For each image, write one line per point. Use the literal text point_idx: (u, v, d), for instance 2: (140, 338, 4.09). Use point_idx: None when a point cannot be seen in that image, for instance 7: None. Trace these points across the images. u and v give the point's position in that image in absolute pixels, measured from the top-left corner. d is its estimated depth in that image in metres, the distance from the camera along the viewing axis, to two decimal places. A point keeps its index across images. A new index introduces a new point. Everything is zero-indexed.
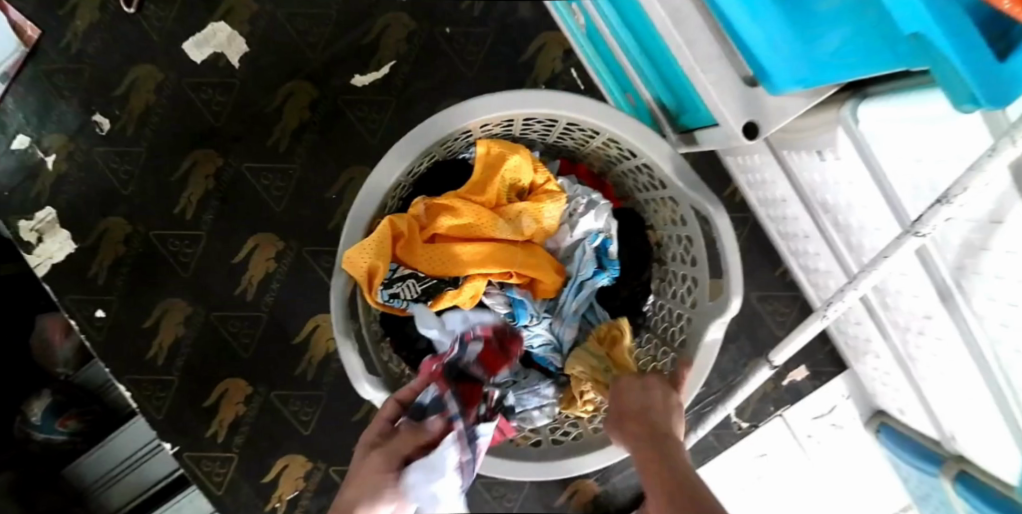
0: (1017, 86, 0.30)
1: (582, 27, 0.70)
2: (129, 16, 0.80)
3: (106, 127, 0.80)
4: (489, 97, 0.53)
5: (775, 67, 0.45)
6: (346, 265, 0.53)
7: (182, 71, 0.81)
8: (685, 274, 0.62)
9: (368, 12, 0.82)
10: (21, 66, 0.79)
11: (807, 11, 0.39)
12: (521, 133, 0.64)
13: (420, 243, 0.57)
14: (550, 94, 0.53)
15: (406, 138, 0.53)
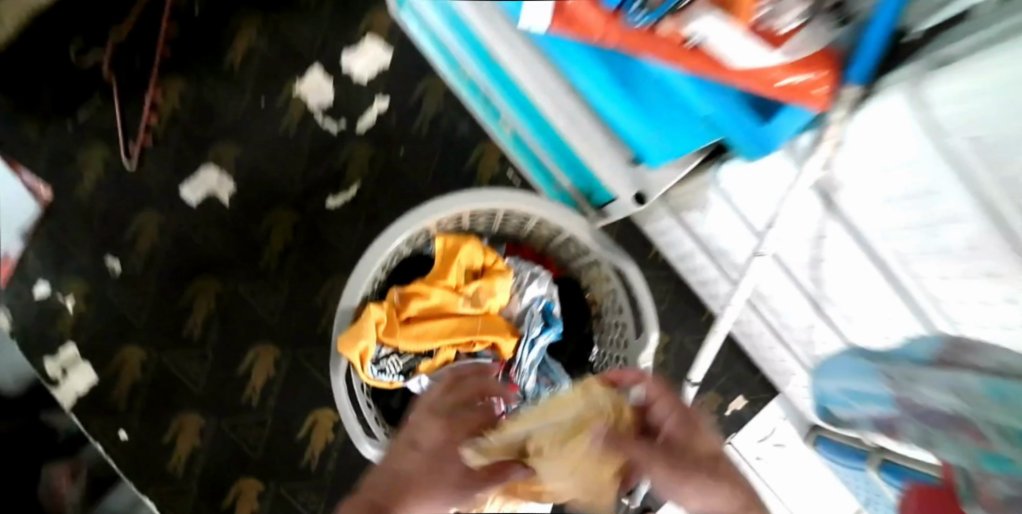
0: (774, 136, 0.44)
1: (509, 136, 0.86)
2: (131, 172, 0.96)
3: (118, 268, 0.93)
4: (437, 200, 0.66)
5: (646, 149, 0.58)
6: (341, 348, 0.64)
7: (182, 214, 0.95)
8: (616, 321, 0.73)
9: (335, 146, 0.98)
10: (36, 223, 0.92)
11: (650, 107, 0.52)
12: (470, 225, 0.77)
13: (397, 325, 0.68)
14: (484, 192, 0.67)
15: (376, 241, 0.66)
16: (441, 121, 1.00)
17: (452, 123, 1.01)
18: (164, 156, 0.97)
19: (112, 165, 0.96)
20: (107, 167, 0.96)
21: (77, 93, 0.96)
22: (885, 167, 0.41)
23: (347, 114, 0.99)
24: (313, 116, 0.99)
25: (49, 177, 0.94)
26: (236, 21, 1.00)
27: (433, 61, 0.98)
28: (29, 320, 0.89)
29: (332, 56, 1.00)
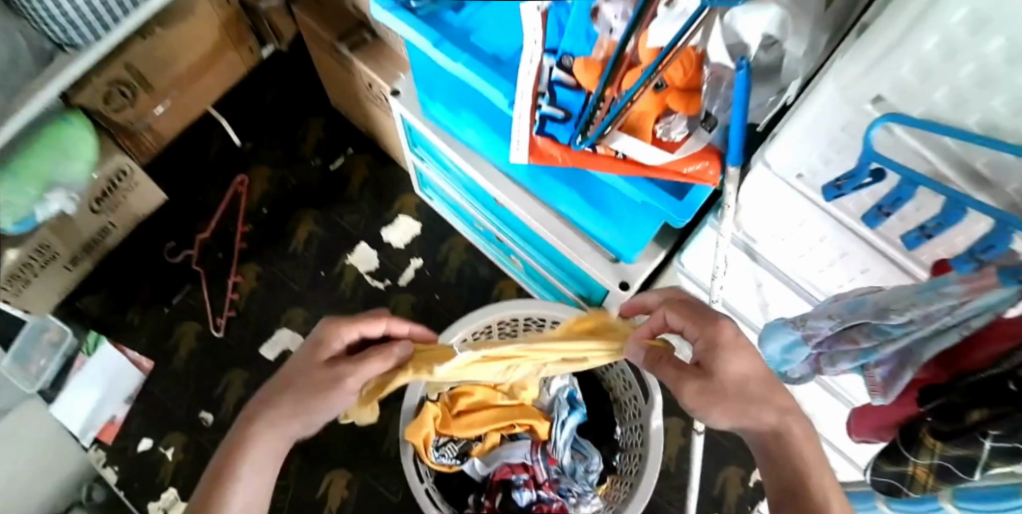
0: (693, 206, 0.68)
1: (522, 269, 1.15)
2: (217, 337, 1.20)
3: (210, 419, 1.14)
4: (474, 311, 0.87)
5: (620, 242, 0.85)
6: (409, 436, 0.84)
7: (263, 369, 1.18)
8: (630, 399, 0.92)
9: (383, 299, 1.23)
10: (139, 388, 1.16)
11: (613, 209, 0.80)
12: (500, 334, 0.97)
13: (451, 419, 0.89)
14: (506, 302, 0.88)
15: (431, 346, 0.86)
16: (465, 268, 1.26)
17: (473, 268, 1.26)
18: (244, 323, 1.21)
19: (202, 334, 1.20)
20: (199, 338, 1.19)
21: (176, 285, 1.23)
22: (777, 212, 0.64)
23: (390, 273, 1.25)
24: (363, 278, 1.25)
25: (153, 353, 1.18)
26: (298, 215, 1.29)
27: (455, 223, 1.26)
28: (141, 471, 1.11)
29: (374, 230, 1.28)
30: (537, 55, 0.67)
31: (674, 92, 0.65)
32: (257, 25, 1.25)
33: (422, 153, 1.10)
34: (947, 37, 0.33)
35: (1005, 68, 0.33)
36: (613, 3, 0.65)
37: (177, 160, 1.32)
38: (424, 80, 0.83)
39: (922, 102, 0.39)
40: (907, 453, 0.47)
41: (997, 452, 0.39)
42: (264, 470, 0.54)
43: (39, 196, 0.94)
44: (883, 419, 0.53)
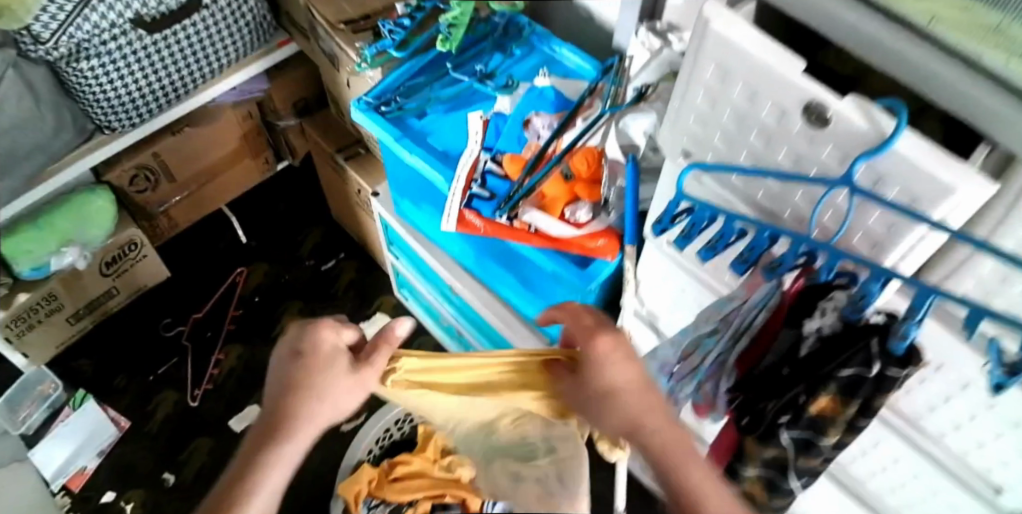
0: (594, 275, 0.80)
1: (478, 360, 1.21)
2: (192, 405, 1.29)
3: (172, 479, 1.20)
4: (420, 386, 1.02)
5: (551, 323, 0.93)
6: (342, 488, 0.98)
7: (229, 438, 1.25)
8: None
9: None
10: (112, 445, 1.23)
11: (535, 286, 0.89)
12: None
13: (386, 483, 1.01)
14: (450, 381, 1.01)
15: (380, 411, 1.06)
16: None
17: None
18: (218, 396, 1.30)
19: (179, 403, 1.29)
20: (176, 406, 1.29)
21: (164, 357, 1.34)
22: (663, 282, 0.78)
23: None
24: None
25: (131, 413, 1.27)
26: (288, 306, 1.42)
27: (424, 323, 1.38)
28: None
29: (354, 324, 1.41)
30: (475, 151, 0.86)
31: (579, 183, 0.80)
32: (276, 142, 1.49)
33: (398, 252, 1.17)
34: (707, 88, 0.52)
35: (748, 107, 0.49)
36: (541, 117, 0.86)
37: (188, 250, 1.49)
38: (393, 177, 0.98)
39: (708, 148, 0.57)
40: (738, 470, 0.57)
41: (796, 448, 0.50)
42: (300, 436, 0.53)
43: (57, 248, 1.17)
44: (720, 448, 0.62)
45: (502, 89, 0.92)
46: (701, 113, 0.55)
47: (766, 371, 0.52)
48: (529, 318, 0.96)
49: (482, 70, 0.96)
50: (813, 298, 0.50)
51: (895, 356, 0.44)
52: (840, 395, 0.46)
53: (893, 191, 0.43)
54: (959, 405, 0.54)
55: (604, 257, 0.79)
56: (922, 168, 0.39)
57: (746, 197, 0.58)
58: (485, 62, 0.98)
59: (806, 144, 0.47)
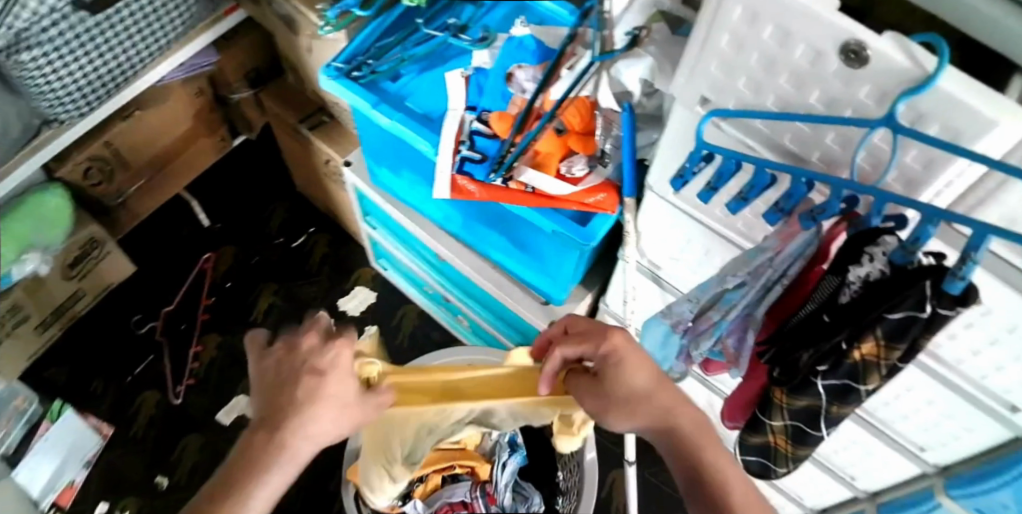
0: (594, 233, 0.77)
1: (469, 327, 1.17)
2: (175, 403, 1.23)
3: (165, 481, 1.16)
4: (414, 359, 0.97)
5: (548, 283, 0.89)
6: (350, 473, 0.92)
7: (220, 433, 1.21)
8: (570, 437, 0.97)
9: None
10: (98, 453, 1.18)
11: (531, 247, 0.85)
12: None
13: None
14: (445, 352, 0.98)
15: None
16: (417, 333, 1.32)
17: (427, 334, 1.32)
18: (202, 391, 1.25)
19: (162, 402, 1.23)
20: (159, 405, 1.23)
21: (140, 356, 1.27)
22: (666, 234, 0.77)
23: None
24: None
25: (115, 420, 1.21)
26: (262, 290, 1.36)
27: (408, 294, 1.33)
28: None
29: (332, 300, 1.36)
30: (458, 112, 0.81)
31: (573, 137, 0.77)
32: (230, 117, 1.41)
33: (376, 224, 1.07)
34: (733, 33, 0.52)
35: (779, 49, 0.49)
36: (524, 70, 0.80)
37: (153, 240, 1.41)
38: (370, 146, 0.91)
39: (730, 94, 0.58)
40: (763, 421, 0.62)
41: (831, 395, 0.53)
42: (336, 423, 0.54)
43: (16, 257, 1.05)
44: (741, 402, 0.67)
45: (479, 43, 0.85)
46: (723, 58, 0.55)
47: (806, 319, 0.52)
48: (528, 279, 0.92)
49: (456, 24, 0.88)
50: (860, 242, 0.48)
51: (951, 296, 0.42)
52: (886, 341, 0.46)
53: (931, 127, 0.45)
54: (981, 330, 0.56)
55: (605, 211, 0.76)
56: (962, 104, 0.41)
57: (770, 142, 0.59)
58: (458, 16, 0.89)
59: (841, 86, 0.48)
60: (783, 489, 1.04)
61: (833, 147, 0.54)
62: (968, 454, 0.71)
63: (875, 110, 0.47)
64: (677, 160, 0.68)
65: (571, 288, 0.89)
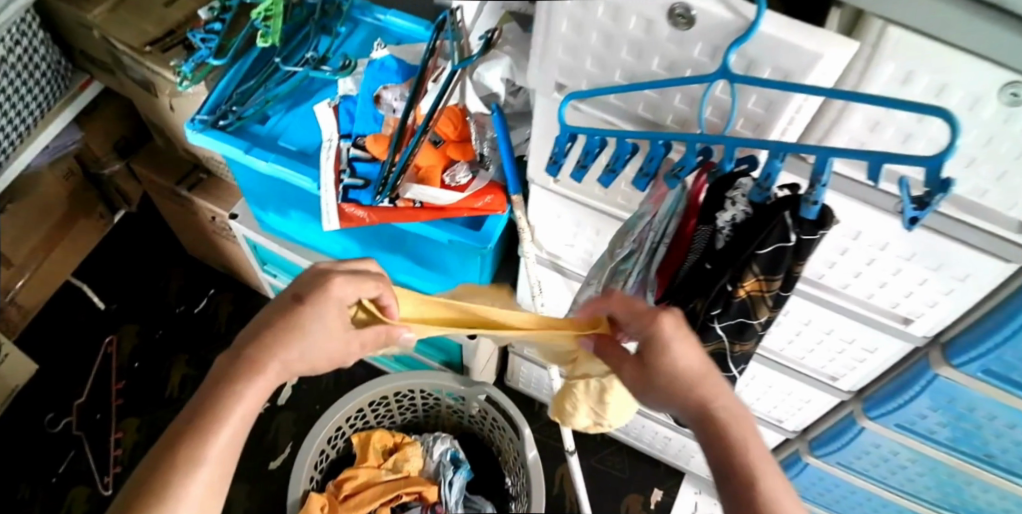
0: (492, 234, 0.78)
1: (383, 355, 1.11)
2: (105, 494, 1.14)
3: None
4: (342, 396, 0.93)
5: (461, 292, 0.88)
6: None
7: None
8: (510, 443, 0.96)
9: (267, 423, 1.22)
10: None
11: (432, 260, 0.84)
12: (376, 421, 1.05)
13: (338, 505, 0.94)
14: (366, 385, 0.95)
15: (312, 430, 0.93)
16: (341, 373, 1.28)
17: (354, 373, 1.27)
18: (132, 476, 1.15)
19: (93, 496, 1.13)
20: (91, 501, 1.13)
21: (60, 454, 1.17)
22: (558, 220, 0.79)
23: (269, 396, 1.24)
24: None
25: None
26: (172, 359, 1.27)
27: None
28: None
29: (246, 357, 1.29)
30: (332, 143, 0.80)
31: (450, 145, 0.77)
32: (105, 192, 1.31)
33: (275, 273, 0.96)
34: (572, 16, 0.56)
35: (615, 26, 0.55)
36: (390, 90, 0.80)
37: (45, 331, 1.28)
38: (253, 193, 0.88)
39: (581, 76, 0.62)
40: None
41: (730, 334, 0.59)
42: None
43: None
44: None
45: (340, 71, 0.83)
46: (567, 42, 0.59)
47: (691, 270, 0.58)
48: (438, 296, 0.90)
49: (315, 57, 0.86)
50: (721, 190, 0.54)
51: (810, 222, 0.49)
52: (764, 274, 0.53)
53: (767, 70, 0.54)
54: (855, 254, 0.62)
55: (496, 212, 0.78)
56: (790, 43, 0.50)
57: (627, 115, 0.63)
58: (315, 48, 0.87)
59: (676, 48, 0.55)
60: None
61: (683, 108, 0.59)
62: (877, 374, 0.76)
63: (711, 65, 0.55)
64: (548, 148, 0.71)
65: (482, 292, 0.89)
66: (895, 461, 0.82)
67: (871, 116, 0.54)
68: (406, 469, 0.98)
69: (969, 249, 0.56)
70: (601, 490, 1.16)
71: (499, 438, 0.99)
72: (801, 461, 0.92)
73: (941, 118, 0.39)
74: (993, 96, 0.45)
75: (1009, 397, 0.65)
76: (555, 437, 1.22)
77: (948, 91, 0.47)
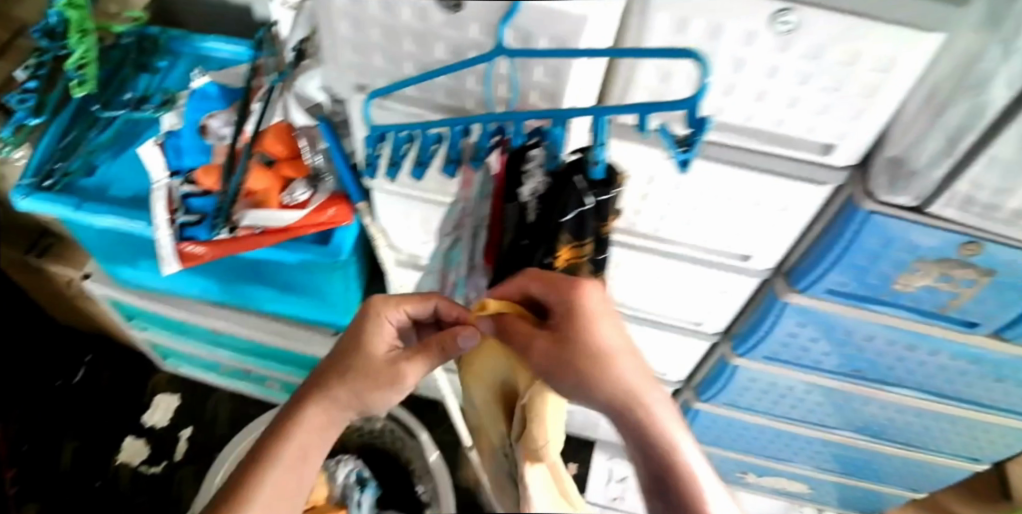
0: (342, 248, 0.77)
1: (278, 389, 1.09)
2: None
3: None
4: (234, 439, 0.95)
5: (332, 312, 0.87)
6: None
7: None
8: (412, 451, 0.95)
9: (167, 481, 1.23)
10: None
11: (292, 286, 0.83)
12: None
13: None
14: (256, 421, 0.96)
15: (205, 484, 0.91)
16: (235, 414, 1.30)
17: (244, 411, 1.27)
18: None
19: None
20: None
21: None
22: (405, 221, 0.78)
23: (165, 454, 1.26)
24: (139, 470, 1.23)
25: None
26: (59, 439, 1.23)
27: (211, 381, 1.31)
28: None
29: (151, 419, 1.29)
30: (161, 179, 0.76)
31: (284, 164, 0.75)
32: None
33: (145, 325, 0.97)
34: (347, 16, 0.54)
35: (389, 18, 0.53)
36: (216, 118, 0.78)
37: None
38: (96, 250, 0.83)
39: (376, 74, 0.60)
40: None
41: None
42: (292, 488, 0.58)
43: None
44: None
45: (163, 107, 0.81)
46: (353, 43, 0.57)
47: (510, 248, 0.55)
48: (310, 318, 0.89)
49: (133, 98, 0.84)
50: (516, 164, 0.53)
51: (599, 181, 0.51)
52: (573, 239, 0.52)
53: (543, 41, 0.54)
54: (655, 197, 0.69)
55: (341, 224, 0.76)
56: (556, 10, 0.50)
57: (431, 105, 0.61)
58: (133, 90, 0.85)
59: (455, 32, 0.53)
60: None
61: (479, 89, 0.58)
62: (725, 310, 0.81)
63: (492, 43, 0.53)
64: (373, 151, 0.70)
65: None
66: (775, 391, 0.90)
67: (660, 68, 0.55)
68: (312, 501, 0.90)
69: (777, 177, 0.63)
70: None
71: (403, 449, 0.99)
72: (692, 409, 0.97)
73: (687, 60, 0.39)
74: (764, 28, 0.49)
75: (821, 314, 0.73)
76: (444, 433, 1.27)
77: (723, 30, 0.50)
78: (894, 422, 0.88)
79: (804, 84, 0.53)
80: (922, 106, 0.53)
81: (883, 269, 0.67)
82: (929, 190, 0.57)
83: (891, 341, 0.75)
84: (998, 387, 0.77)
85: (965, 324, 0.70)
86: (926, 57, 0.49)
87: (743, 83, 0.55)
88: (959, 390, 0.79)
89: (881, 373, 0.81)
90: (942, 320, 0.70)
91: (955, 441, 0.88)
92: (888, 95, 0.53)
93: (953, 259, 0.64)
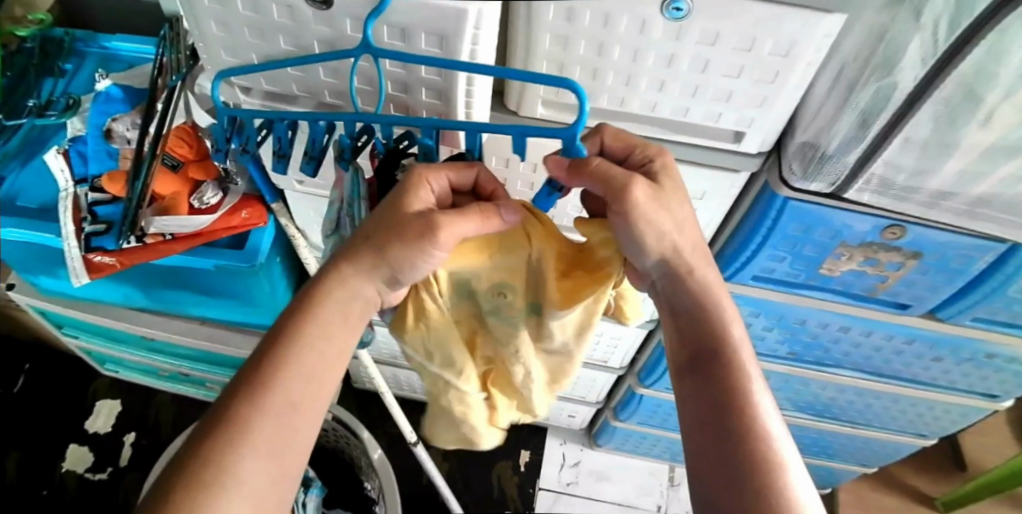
0: (258, 251, 0.76)
1: (220, 390, 1.10)
2: None
3: None
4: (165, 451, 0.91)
5: (262, 316, 0.88)
6: None
7: None
8: (356, 446, 0.96)
9: (115, 487, 1.23)
10: None
11: (215, 292, 0.82)
12: None
13: None
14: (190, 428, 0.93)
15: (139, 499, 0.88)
16: (179, 417, 1.31)
17: (190, 412, 1.28)
18: None
19: None
20: None
21: None
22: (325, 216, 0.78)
23: (110, 460, 1.25)
24: (85, 476, 1.23)
25: None
26: (8, 448, 1.25)
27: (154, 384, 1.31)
28: None
29: (102, 424, 1.29)
30: (69, 187, 0.73)
31: (190, 166, 0.72)
32: None
33: (76, 333, 0.97)
34: (219, 15, 0.50)
35: (260, 17, 0.49)
36: (120, 120, 0.75)
37: None
38: (14, 262, 0.81)
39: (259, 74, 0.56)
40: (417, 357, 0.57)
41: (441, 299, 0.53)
42: (326, 354, 0.43)
43: None
44: None
45: (67, 112, 0.78)
46: (226, 44, 0.54)
47: None
48: (239, 320, 0.89)
49: (37, 104, 0.79)
50: (389, 171, 0.50)
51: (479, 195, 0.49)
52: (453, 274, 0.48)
53: (421, 38, 0.48)
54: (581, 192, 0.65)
55: (256, 225, 0.75)
56: (427, 2, 0.44)
57: (320, 104, 0.59)
58: (36, 96, 0.81)
59: (331, 31, 0.49)
60: (565, 395, 1.11)
61: (366, 88, 0.54)
62: None
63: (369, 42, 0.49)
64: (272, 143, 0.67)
65: (285, 310, 0.89)
66: None
67: (555, 59, 0.52)
68: None
69: (684, 164, 0.62)
70: (470, 466, 1.27)
71: (347, 444, 0.99)
72: (635, 393, 0.96)
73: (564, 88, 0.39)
74: (657, 15, 0.45)
75: (754, 291, 0.73)
76: (392, 425, 1.29)
77: (614, 19, 0.46)
78: (840, 400, 0.91)
79: (705, 71, 0.50)
80: (835, 84, 0.50)
81: (808, 253, 0.64)
82: (844, 175, 0.54)
83: (824, 324, 0.75)
84: (937, 365, 0.77)
85: (897, 305, 0.70)
86: (829, 38, 0.45)
87: (641, 72, 0.51)
88: (897, 369, 0.80)
89: (817, 355, 0.82)
90: (871, 303, 0.70)
91: (902, 414, 0.90)
92: (790, 79, 0.49)
93: (876, 243, 0.61)
